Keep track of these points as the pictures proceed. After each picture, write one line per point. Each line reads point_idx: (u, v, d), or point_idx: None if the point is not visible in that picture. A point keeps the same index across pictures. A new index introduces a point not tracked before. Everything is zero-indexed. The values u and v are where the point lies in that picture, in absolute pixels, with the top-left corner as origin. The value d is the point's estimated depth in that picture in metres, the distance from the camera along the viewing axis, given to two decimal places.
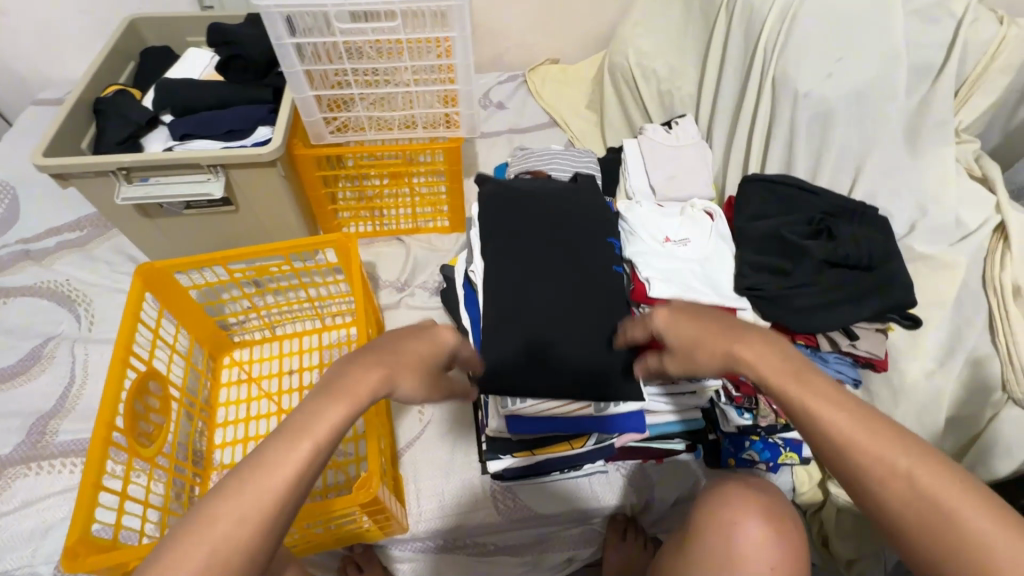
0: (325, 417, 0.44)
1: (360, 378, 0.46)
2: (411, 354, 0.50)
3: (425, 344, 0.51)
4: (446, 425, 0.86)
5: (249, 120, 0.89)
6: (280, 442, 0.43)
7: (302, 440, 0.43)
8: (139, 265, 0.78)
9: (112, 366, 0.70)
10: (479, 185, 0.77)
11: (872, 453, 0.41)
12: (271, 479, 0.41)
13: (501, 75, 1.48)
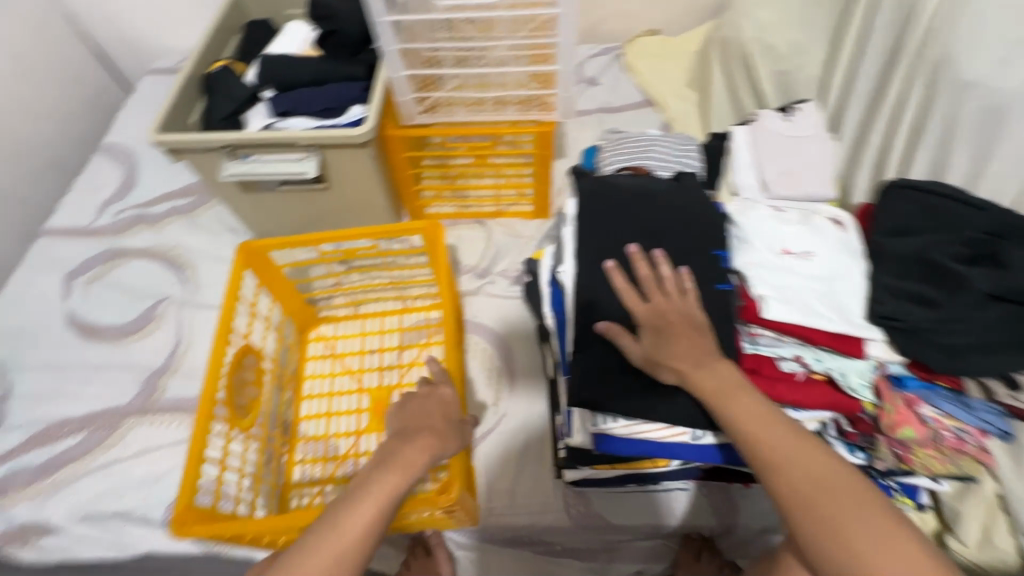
0: (392, 475, 0.58)
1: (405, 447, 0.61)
2: (434, 421, 0.66)
3: (441, 408, 0.68)
4: (521, 422, 0.85)
5: (344, 99, 0.88)
6: (350, 498, 0.57)
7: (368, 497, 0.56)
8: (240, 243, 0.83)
9: (214, 345, 0.77)
10: (575, 184, 0.73)
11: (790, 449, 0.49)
12: (358, 526, 0.54)
13: (595, 47, 1.39)
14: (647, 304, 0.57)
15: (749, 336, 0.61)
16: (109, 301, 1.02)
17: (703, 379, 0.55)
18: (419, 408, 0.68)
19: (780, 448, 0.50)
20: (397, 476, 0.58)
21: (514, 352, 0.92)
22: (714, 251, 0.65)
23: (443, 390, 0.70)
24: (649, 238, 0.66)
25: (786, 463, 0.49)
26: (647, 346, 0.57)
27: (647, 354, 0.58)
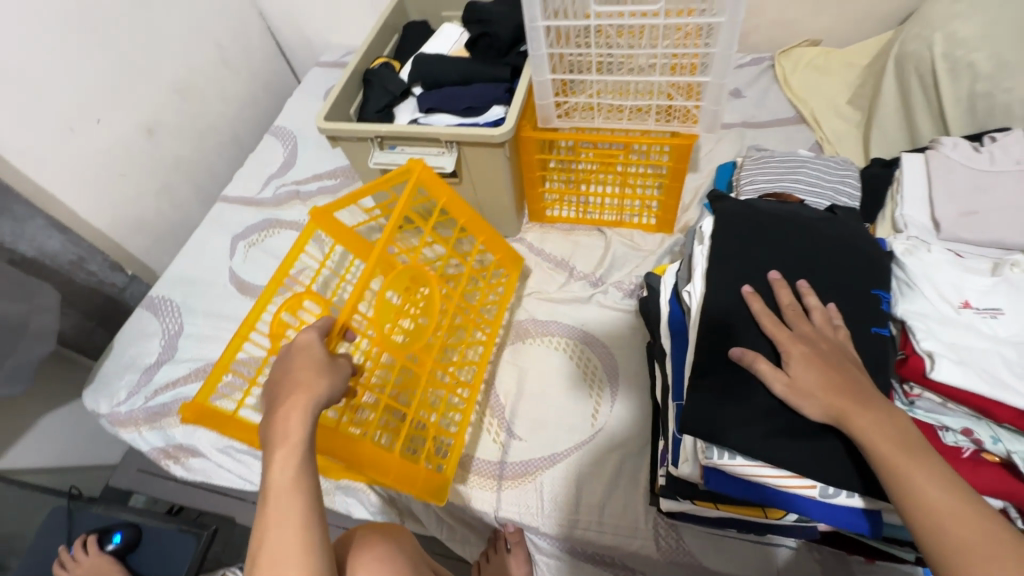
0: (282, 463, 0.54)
1: (280, 425, 0.57)
2: (304, 374, 0.60)
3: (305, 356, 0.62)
4: (617, 438, 0.83)
5: (485, 99, 0.92)
6: (272, 496, 0.53)
7: (290, 487, 0.53)
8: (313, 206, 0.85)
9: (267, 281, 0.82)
10: (714, 206, 0.69)
11: (952, 521, 0.40)
12: (294, 513, 0.52)
13: (743, 57, 1.31)
14: (790, 331, 0.54)
15: (904, 395, 0.54)
16: (264, 264, 1.16)
17: (874, 433, 0.45)
18: (287, 364, 0.62)
19: (977, 533, 0.39)
20: (292, 457, 0.55)
21: (619, 364, 0.90)
22: (870, 294, 0.58)
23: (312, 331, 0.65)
24: (793, 271, 0.60)
25: (986, 555, 0.38)
26: (795, 376, 0.51)
27: (791, 384, 0.51)
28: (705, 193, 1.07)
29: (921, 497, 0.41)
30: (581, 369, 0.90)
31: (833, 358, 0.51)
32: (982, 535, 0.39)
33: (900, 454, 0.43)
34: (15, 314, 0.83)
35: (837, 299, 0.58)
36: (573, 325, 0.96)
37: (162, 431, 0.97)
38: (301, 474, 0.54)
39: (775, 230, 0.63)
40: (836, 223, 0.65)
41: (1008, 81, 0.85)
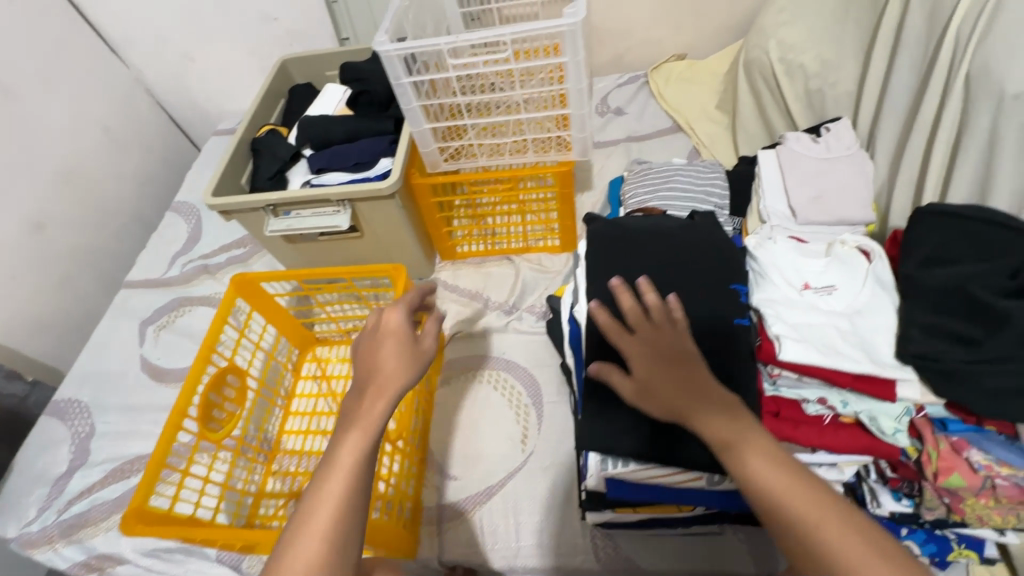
0: (345, 454, 0.53)
1: (355, 414, 0.55)
2: (385, 366, 0.59)
3: (390, 340, 0.61)
4: (548, 460, 0.85)
5: (372, 153, 0.95)
6: (329, 470, 0.52)
7: (341, 474, 0.51)
8: (234, 274, 0.86)
9: (193, 365, 0.78)
10: (589, 227, 0.73)
11: (782, 502, 0.46)
12: (338, 499, 0.50)
13: (620, 77, 1.41)
14: (641, 333, 0.59)
15: (769, 376, 0.59)
16: (177, 346, 1.13)
17: (712, 425, 0.51)
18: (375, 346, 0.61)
19: (803, 506, 0.46)
20: (356, 453, 0.53)
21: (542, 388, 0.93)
22: (728, 290, 0.64)
23: (405, 313, 0.63)
24: (659, 279, 0.66)
25: (812, 525, 0.45)
26: (638, 375, 0.56)
27: (638, 384, 0.56)
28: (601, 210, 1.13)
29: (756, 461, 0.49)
30: (505, 396, 0.93)
31: (660, 347, 0.57)
32: (808, 505, 0.46)
33: (736, 442, 0.49)
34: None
35: (698, 300, 0.64)
36: (495, 355, 0.98)
37: (80, 544, 0.90)
38: (361, 464, 0.52)
39: (643, 243, 0.69)
40: (698, 230, 0.71)
41: (833, 77, 0.96)
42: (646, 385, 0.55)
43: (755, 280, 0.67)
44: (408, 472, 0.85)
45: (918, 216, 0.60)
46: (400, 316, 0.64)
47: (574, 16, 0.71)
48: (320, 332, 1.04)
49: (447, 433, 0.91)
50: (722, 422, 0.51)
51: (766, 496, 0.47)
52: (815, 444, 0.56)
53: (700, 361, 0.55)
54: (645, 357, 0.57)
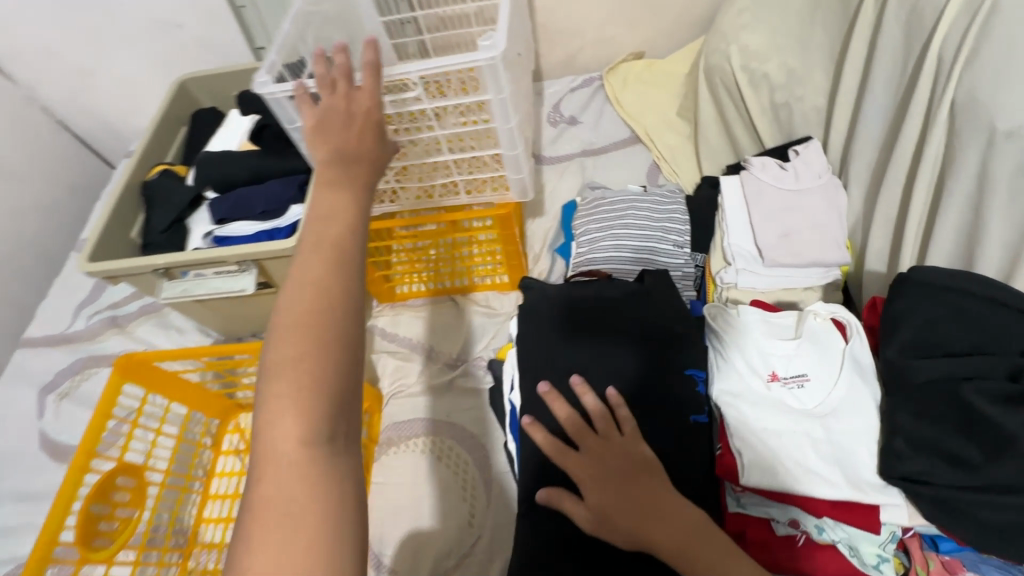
0: (305, 277, 0.46)
1: (314, 233, 0.49)
2: (343, 182, 0.53)
3: (343, 141, 0.55)
4: (497, 542, 0.77)
5: (280, 201, 0.82)
6: (301, 274, 0.46)
7: (315, 280, 0.46)
8: (119, 356, 0.73)
9: (68, 476, 0.66)
10: (526, 298, 0.64)
11: None
12: (318, 300, 0.45)
13: (575, 80, 1.28)
14: (580, 454, 0.51)
15: (733, 491, 0.56)
16: (84, 417, 0.99)
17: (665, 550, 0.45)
18: (327, 154, 0.54)
19: None
20: (326, 269, 0.46)
21: (491, 457, 0.84)
22: (683, 376, 0.57)
23: (371, 106, 0.57)
24: (601, 370, 0.57)
25: None
26: (590, 504, 0.48)
27: (592, 513, 0.48)
28: (553, 239, 1.03)
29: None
30: (449, 469, 0.83)
31: (614, 467, 0.50)
32: None
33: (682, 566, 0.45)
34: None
35: (645, 395, 0.56)
36: (439, 419, 0.87)
37: None
38: (335, 268, 0.47)
39: (583, 321, 0.60)
40: (648, 301, 0.62)
41: (799, 89, 0.86)
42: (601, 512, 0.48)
43: (715, 355, 0.60)
44: None
45: (902, 285, 0.55)
46: (368, 91, 0.57)
47: (492, 50, 0.62)
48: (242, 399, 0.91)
49: (384, 517, 0.81)
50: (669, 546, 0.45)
51: None
52: (788, 571, 0.53)
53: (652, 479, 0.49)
54: (597, 479, 0.49)
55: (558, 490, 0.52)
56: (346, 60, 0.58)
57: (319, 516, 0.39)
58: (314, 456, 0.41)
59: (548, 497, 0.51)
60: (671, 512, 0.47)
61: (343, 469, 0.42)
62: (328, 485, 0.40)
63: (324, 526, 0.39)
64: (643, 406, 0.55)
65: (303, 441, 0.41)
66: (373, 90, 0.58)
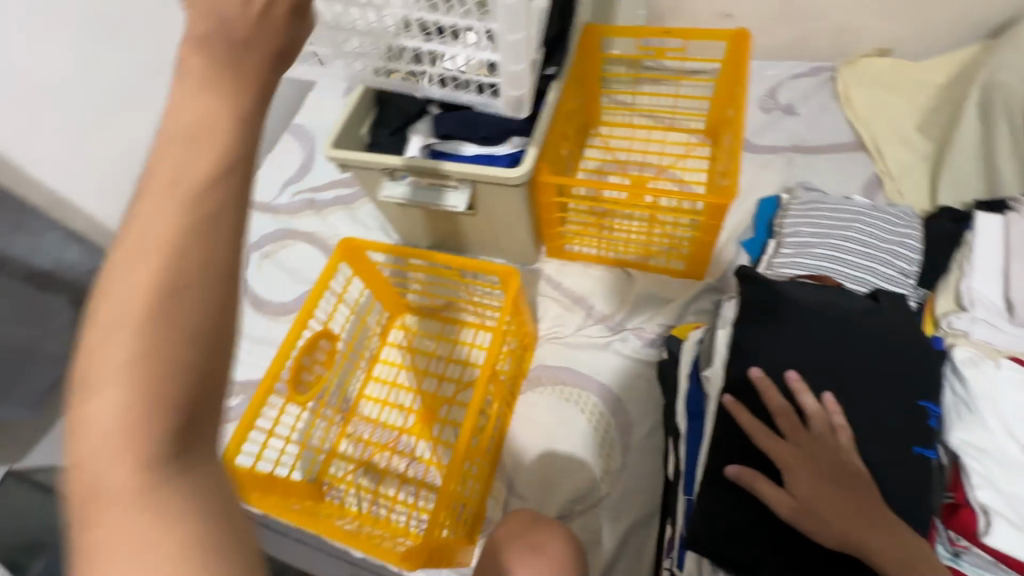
0: (147, 219, 0.24)
1: (158, 155, 0.25)
2: (209, 28, 0.24)
3: (208, 11, 0.24)
4: (626, 502, 0.80)
5: (502, 130, 0.83)
6: (165, 152, 0.25)
7: (182, 178, 0.24)
8: (344, 237, 0.82)
9: (291, 329, 0.78)
10: (749, 285, 0.61)
11: None
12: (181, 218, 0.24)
13: (800, 66, 1.17)
14: (785, 442, 0.52)
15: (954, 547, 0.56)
16: (279, 279, 1.14)
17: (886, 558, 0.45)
18: (192, 28, 0.25)
19: None
20: (179, 221, 0.24)
21: (633, 423, 0.85)
22: (916, 407, 0.52)
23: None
24: (818, 377, 0.55)
25: None
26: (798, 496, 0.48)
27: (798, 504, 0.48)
28: (741, 233, 0.98)
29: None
30: (589, 422, 0.86)
31: (824, 464, 0.50)
32: None
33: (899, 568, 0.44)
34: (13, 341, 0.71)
35: (864, 417, 0.53)
36: (588, 375, 0.90)
37: None
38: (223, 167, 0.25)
39: (811, 326, 0.56)
40: (888, 327, 0.56)
41: None
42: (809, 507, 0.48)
43: (954, 405, 0.61)
44: (481, 476, 0.82)
45: None
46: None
47: (512, 30, 0.59)
48: (413, 301, 0.99)
49: (522, 446, 0.86)
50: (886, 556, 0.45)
51: None
52: None
53: (864, 488, 0.48)
54: (808, 474, 0.49)
55: (749, 472, 0.52)
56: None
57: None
58: (160, 486, 0.24)
59: (740, 474, 0.51)
60: (889, 528, 0.46)
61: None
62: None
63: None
64: (860, 429, 0.52)
65: (143, 466, 0.24)
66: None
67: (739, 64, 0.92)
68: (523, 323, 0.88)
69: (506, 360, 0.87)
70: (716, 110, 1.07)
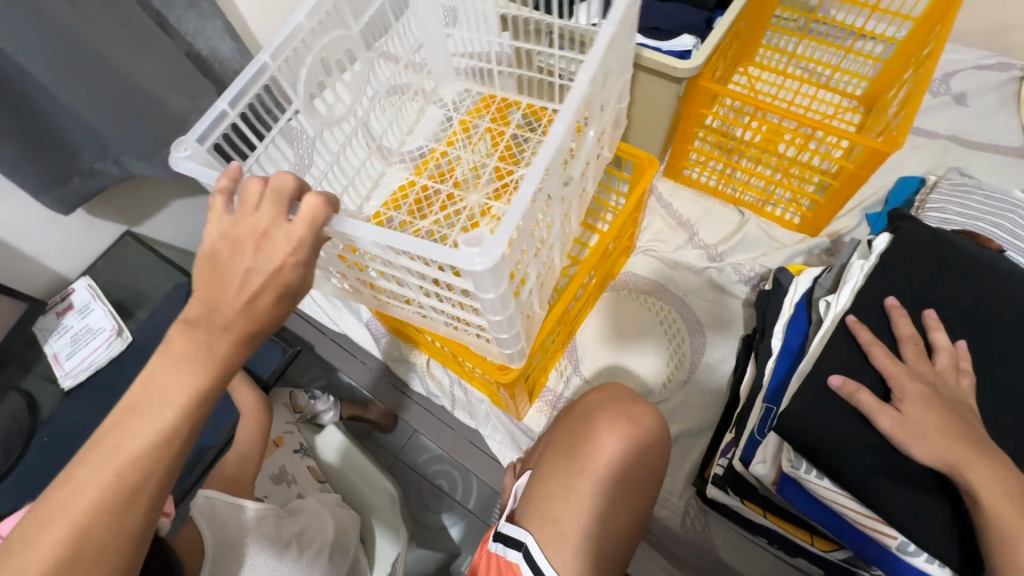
0: (167, 389, 0.39)
1: (120, 422, 0.39)
2: (197, 355, 0.40)
3: (216, 294, 0.41)
4: (681, 413, 0.82)
5: (678, 25, 0.84)
6: (150, 413, 0.39)
7: (166, 406, 0.39)
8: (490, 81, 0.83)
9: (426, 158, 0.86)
10: (903, 227, 0.61)
11: None
12: (146, 444, 0.38)
13: (986, 58, 1.09)
14: (903, 364, 0.53)
15: None
16: None
17: (986, 485, 0.45)
18: (194, 310, 0.41)
19: None
20: (146, 446, 0.38)
21: (709, 344, 0.87)
22: None
23: (278, 260, 0.41)
24: (952, 321, 0.55)
25: None
26: (906, 411, 0.49)
27: (901, 421, 0.49)
28: (872, 205, 0.95)
29: (1005, 537, 0.43)
30: (667, 330, 0.88)
31: (944, 391, 0.50)
32: None
33: (997, 493, 0.44)
34: (175, 108, 0.78)
35: (992, 369, 0.52)
36: (675, 293, 0.91)
37: None
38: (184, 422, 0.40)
39: (959, 276, 0.56)
40: None
41: None
42: (919, 423, 0.49)
43: None
44: (554, 350, 0.84)
45: None
46: (269, 214, 0.42)
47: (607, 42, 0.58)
48: None
49: (595, 336, 0.89)
50: (989, 482, 0.45)
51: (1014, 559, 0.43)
52: None
53: (976, 420, 0.49)
54: (924, 395, 0.50)
55: (857, 384, 0.53)
56: (291, 184, 0.44)
57: (67, 533, 0.36)
58: None
59: (846, 382, 0.53)
60: (997, 457, 0.46)
61: (153, 465, 0.39)
62: (124, 464, 0.38)
63: (110, 531, 0.37)
64: (985, 379, 0.52)
65: None
66: (269, 230, 0.42)
67: (942, 20, 0.86)
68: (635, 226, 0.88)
69: (613, 252, 0.85)
70: (887, 73, 1.01)
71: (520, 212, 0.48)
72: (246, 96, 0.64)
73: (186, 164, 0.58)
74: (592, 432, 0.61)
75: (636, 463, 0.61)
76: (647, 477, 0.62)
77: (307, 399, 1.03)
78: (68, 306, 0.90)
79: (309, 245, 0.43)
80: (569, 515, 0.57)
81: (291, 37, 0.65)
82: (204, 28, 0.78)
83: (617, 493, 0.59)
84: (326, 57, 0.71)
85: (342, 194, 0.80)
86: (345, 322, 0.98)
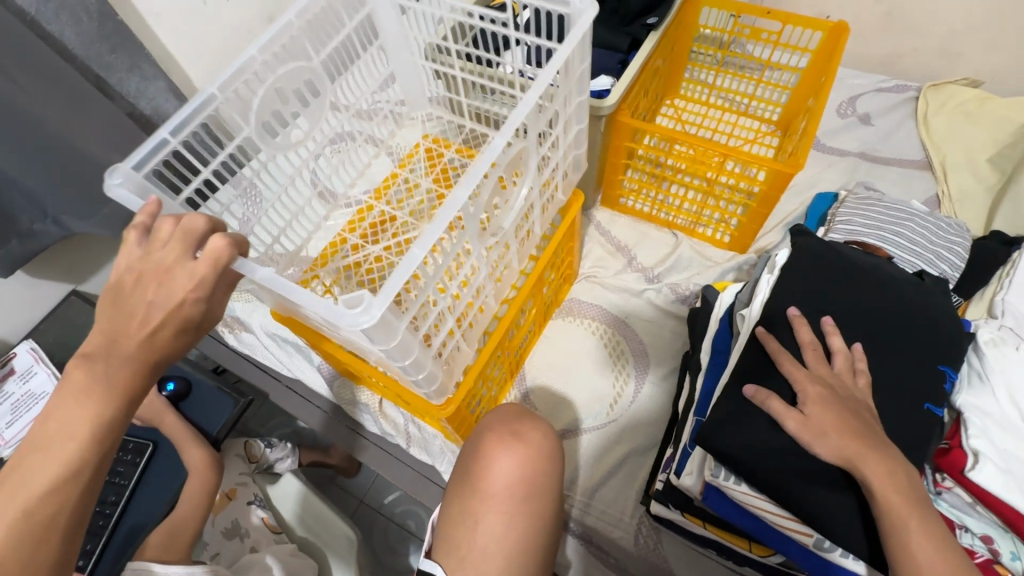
0: (69, 422, 0.40)
1: (28, 457, 0.39)
2: (98, 387, 0.41)
3: (117, 327, 0.42)
4: (628, 432, 0.84)
5: (597, 67, 0.90)
6: (51, 445, 0.39)
7: (67, 440, 0.39)
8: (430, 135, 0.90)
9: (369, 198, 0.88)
10: (802, 242, 0.67)
11: (923, 560, 0.45)
12: (51, 477, 0.39)
13: (885, 81, 1.19)
14: (806, 369, 0.56)
15: (935, 486, 0.59)
16: None
17: (878, 478, 0.48)
18: (93, 343, 0.42)
19: (936, 559, 0.45)
20: (52, 478, 0.39)
21: (651, 362, 0.90)
22: (935, 371, 0.57)
23: (178, 296, 0.43)
24: (849, 326, 0.59)
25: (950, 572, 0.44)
26: (809, 414, 0.53)
27: (806, 424, 0.52)
28: (793, 220, 1.01)
29: (898, 524, 0.47)
30: (609, 352, 0.91)
31: (843, 393, 0.54)
32: (946, 564, 0.45)
33: (889, 485, 0.48)
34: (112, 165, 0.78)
35: (884, 369, 0.57)
36: (616, 315, 0.95)
37: None
38: (87, 454, 0.40)
39: (852, 285, 0.61)
40: (921, 298, 0.60)
41: None
42: (822, 425, 0.52)
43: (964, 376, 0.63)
44: (499, 380, 0.85)
45: None
46: (174, 251, 0.44)
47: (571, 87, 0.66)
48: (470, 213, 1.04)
49: (543, 364, 0.91)
50: (880, 475, 0.48)
51: (907, 546, 0.46)
52: None
53: (870, 418, 0.53)
54: (823, 397, 0.53)
55: (768, 393, 0.56)
56: (201, 226, 0.47)
57: None
58: None
59: (757, 391, 0.56)
60: (888, 451, 0.50)
61: (61, 500, 0.39)
62: (30, 498, 0.38)
63: (22, 565, 0.38)
64: (880, 379, 0.57)
65: None
66: (174, 267, 0.44)
67: (832, 53, 0.95)
68: (570, 257, 0.92)
69: (549, 286, 0.88)
70: (796, 99, 1.09)
71: (409, 272, 0.50)
72: (190, 125, 0.64)
73: (120, 190, 0.57)
74: (483, 454, 0.62)
75: (534, 493, 0.61)
76: (548, 494, 0.62)
77: (263, 447, 0.99)
78: (9, 371, 0.88)
79: (213, 282, 0.45)
80: (463, 539, 0.58)
81: (244, 69, 0.67)
82: (146, 89, 0.80)
83: (516, 513, 0.59)
84: (278, 85, 0.72)
85: (287, 234, 0.81)
86: (298, 367, 0.98)
